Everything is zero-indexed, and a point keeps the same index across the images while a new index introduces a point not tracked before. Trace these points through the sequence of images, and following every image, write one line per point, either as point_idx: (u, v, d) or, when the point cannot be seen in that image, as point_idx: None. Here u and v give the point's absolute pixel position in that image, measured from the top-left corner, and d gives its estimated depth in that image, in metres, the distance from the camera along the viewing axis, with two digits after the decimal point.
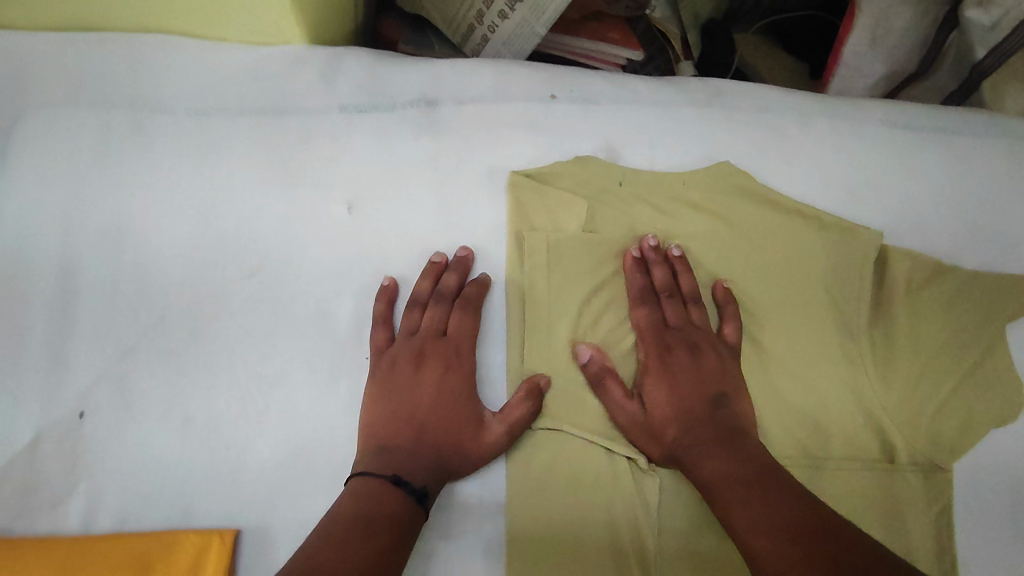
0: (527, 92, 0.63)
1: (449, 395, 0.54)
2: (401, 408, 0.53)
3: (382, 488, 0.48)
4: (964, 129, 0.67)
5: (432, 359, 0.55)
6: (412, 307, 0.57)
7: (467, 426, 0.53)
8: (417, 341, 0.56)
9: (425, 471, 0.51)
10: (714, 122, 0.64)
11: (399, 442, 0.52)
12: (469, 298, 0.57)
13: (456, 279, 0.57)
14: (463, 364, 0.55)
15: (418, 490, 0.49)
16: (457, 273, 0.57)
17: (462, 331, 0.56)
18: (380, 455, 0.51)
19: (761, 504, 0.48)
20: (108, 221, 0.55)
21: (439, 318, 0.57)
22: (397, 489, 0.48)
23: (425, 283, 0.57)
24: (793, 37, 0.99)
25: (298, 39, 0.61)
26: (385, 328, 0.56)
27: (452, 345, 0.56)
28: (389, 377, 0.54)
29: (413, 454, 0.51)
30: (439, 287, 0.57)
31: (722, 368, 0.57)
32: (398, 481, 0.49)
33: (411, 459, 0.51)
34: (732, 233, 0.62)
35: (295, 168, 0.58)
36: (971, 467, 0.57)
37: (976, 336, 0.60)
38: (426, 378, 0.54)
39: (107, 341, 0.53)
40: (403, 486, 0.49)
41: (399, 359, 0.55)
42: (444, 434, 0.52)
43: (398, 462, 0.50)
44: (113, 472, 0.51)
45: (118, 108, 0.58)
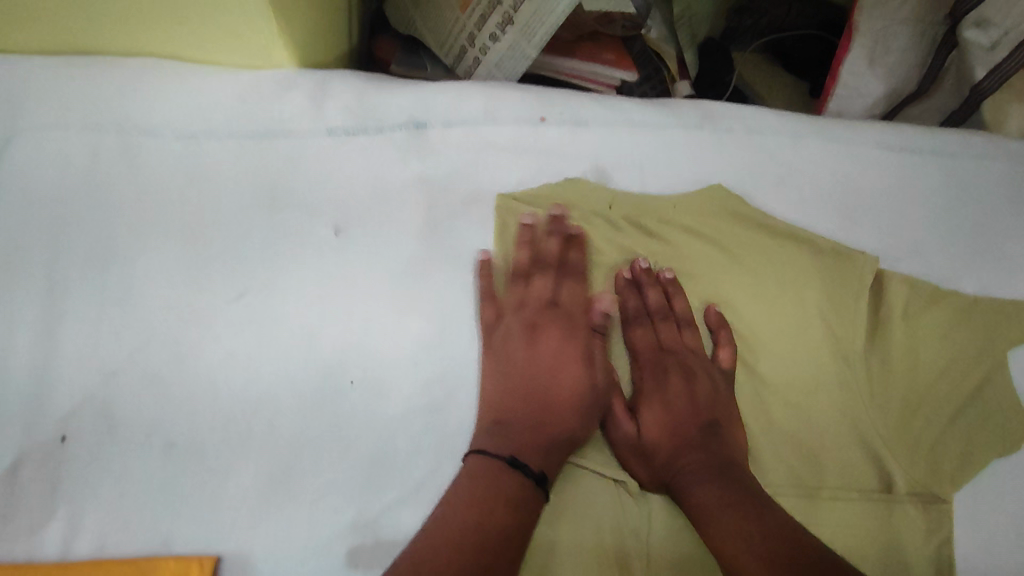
0: (516, 113, 0.63)
1: (569, 360, 0.56)
2: (518, 384, 0.54)
3: (501, 470, 0.49)
4: (961, 152, 0.66)
5: (546, 327, 0.57)
6: (516, 282, 0.59)
7: (581, 389, 0.55)
8: (533, 311, 0.58)
9: (550, 441, 0.52)
10: (705, 144, 0.64)
11: (513, 415, 0.53)
12: (577, 266, 0.59)
13: (558, 246, 0.59)
14: (581, 328, 0.58)
15: (536, 472, 0.50)
16: (562, 238, 0.60)
17: (573, 298, 0.59)
18: (497, 432, 0.52)
19: (757, 536, 0.45)
20: (95, 243, 0.55)
21: (547, 288, 0.59)
22: (515, 470, 0.49)
23: (525, 253, 0.59)
24: (792, 56, 0.99)
25: (288, 63, 0.62)
26: (490, 303, 0.57)
27: (568, 313, 0.58)
28: (504, 350, 0.56)
29: (531, 427, 0.53)
30: (542, 254, 0.59)
31: (716, 393, 0.56)
32: (514, 462, 0.50)
33: (528, 432, 0.52)
34: (724, 256, 0.61)
35: (284, 190, 0.58)
36: (972, 498, 0.56)
37: (976, 364, 0.59)
38: (548, 349, 0.56)
39: (89, 364, 0.53)
40: (521, 467, 0.50)
41: (513, 331, 0.57)
42: (562, 404, 0.54)
43: (518, 435, 0.52)
44: (93, 498, 0.50)
45: (109, 131, 0.58)
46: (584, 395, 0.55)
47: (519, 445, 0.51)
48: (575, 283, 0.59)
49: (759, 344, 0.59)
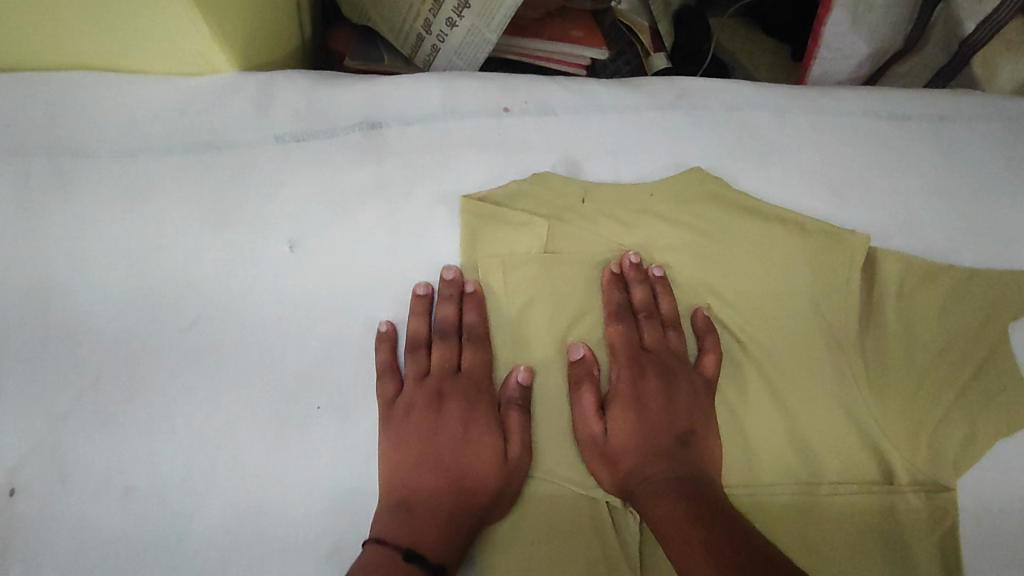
0: (477, 106, 0.59)
1: (480, 433, 0.51)
2: (425, 454, 0.50)
3: (392, 560, 0.44)
4: (952, 115, 0.62)
5: (451, 399, 0.52)
6: (418, 351, 0.54)
7: (490, 467, 0.49)
8: (431, 384, 0.53)
9: (451, 517, 0.47)
10: (680, 125, 0.60)
11: (418, 499, 0.48)
12: (477, 329, 0.54)
13: (453, 309, 0.54)
14: (490, 398, 0.53)
15: (433, 565, 0.45)
16: (456, 302, 0.55)
17: (478, 365, 0.54)
18: (400, 513, 0.47)
19: (703, 544, 0.43)
20: (34, 280, 0.52)
21: (450, 356, 0.54)
22: (408, 563, 0.44)
23: (420, 325, 0.54)
24: (770, 19, 0.94)
25: (227, 67, 0.58)
26: (390, 377, 0.52)
27: (473, 382, 0.53)
28: (406, 426, 0.51)
29: (433, 516, 0.47)
30: (441, 320, 0.54)
31: (694, 399, 0.53)
32: (411, 554, 0.45)
33: (430, 521, 0.47)
34: (708, 244, 0.57)
35: (230, 206, 0.54)
36: (977, 485, 0.53)
37: (976, 342, 0.56)
38: (453, 421, 0.51)
39: (37, 409, 0.50)
40: (417, 560, 0.45)
41: (416, 406, 0.52)
42: (472, 476, 0.49)
43: (421, 522, 0.47)
44: (49, 551, 0.47)
45: (37, 155, 0.54)
46: (495, 473, 0.49)
47: (421, 534, 0.46)
48: (477, 348, 0.54)
49: (747, 340, 0.55)
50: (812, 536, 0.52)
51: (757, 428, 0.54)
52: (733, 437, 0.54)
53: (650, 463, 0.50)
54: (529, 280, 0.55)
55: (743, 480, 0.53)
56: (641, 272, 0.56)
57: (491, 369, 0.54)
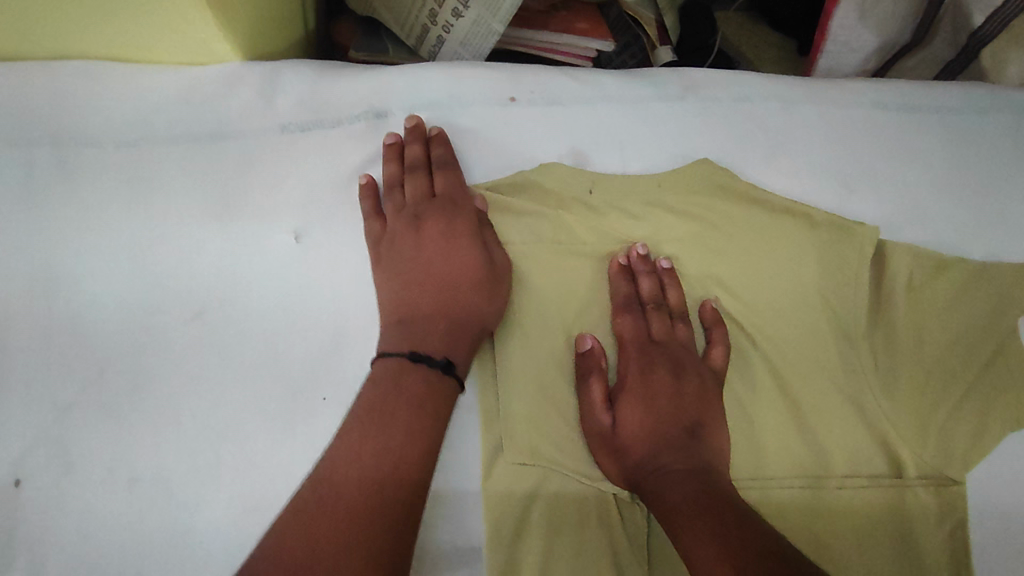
0: (484, 95, 0.58)
1: (460, 241, 0.53)
2: (413, 274, 0.53)
3: (398, 369, 0.48)
4: (962, 106, 0.62)
5: (430, 219, 0.55)
6: (393, 190, 0.56)
7: (473, 267, 0.52)
8: (409, 212, 0.55)
9: (451, 331, 0.51)
10: (688, 116, 0.59)
11: (417, 316, 0.51)
12: (446, 156, 0.56)
13: (419, 148, 0.56)
14: (466, 216, 0.54)
15: (440, 359, 0.48)
16: (422, 142, 0.56)
17: (452, 187, 0.55)
18: (399, 327, 0.51)
19: (714, 536, 0.43)
20: (37, 271, 0.51)
21: (423, 185, 0.55)
22: (419, 367, 0.48)
23: (392, 167, 0.56)
24: (777, 13, 0.93)
25: (232, 56, 0.57)
26: (374, 218, 0.55)
27: (449, 199, 0.55)
28: (394, 258, 0.53)
29: (431, 326, 0.51)
30: (408, 159, 0.55)
31: (703, 392, 0.52)
32: (418, 356, 0.48)
33: (430, 327, 0.50)
34: (716, 235, 0.57)
35: (235, 196, 0.54)
36: (987, 479, 0.53)
37: (986, 335, 0.55)
38: (432, 238, 0.54)
39: (42, 401, 0.49)
40: (425, 360, 0.48)
41: (400, 238, 0.54)
42: (458, 276, 0.52)
43: (420, 333, 0.50)
44: (55, 541, 0.47)
45: (40, 145, 0.53)
46: (478, 272, 0.52)
47: (424, 340, 0.50)
48: (446, 172, 0.55)
49: (755, 333, 0.55)
50: (821, 529, 0.52)
51: (765, 421, 0.53)
52: (742, 431, 0.53)
53: (661, 454, 0.50)
54: (533, 270, 0.55)
55: (752, 474, 0.52)
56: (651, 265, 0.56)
57: (464, 189, 0.56)
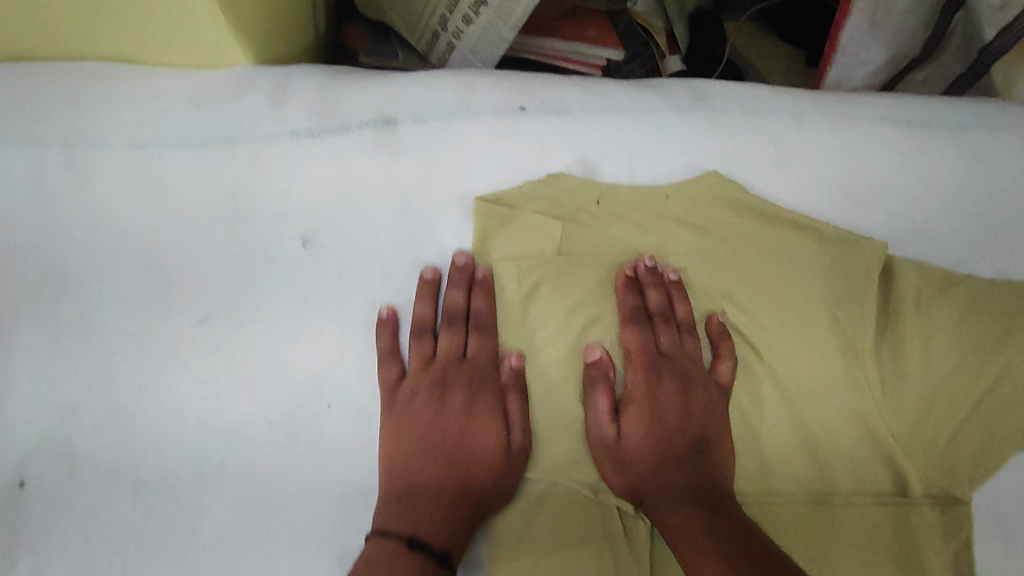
0: (494, 104, 0.58)
1: (480, 422, 0.51)
2: (424, 449, 0.50)
3: (398, 550, 0.44)
4: (974, 123, 0.61)
5: (455, 387, 0.52)
6: (422, 338, 0.54)
7: (493, 451, 0.50)
8: (436, 371, 0.53)
9: (455, 506, 0.48)
10: (699, 128, 0.59)
11: (420, 484, 0.48)
12: (483, 317, 0.54)
13: (461, 295, 0.54)
14: (491, 386, 0.53)
15: (438, 551, 0.45)
16: (465, 288, 0.54)
17: (483, 354, 0.54)
18: (400, 510, 0.47)
19: (718, 550, 0.43)
20: (45, 271, 0.52)
21: (457, 345, 0.54)
22: (410, 551, 0.44)
23: (426, 310, 0.54)
24: (786, 24, 0.93)
25: (243, 60, 0.57)
26: (393, 363, 0.52)
27: (477, 370, 0.53)
28: (408, 414, 0.51)
29: (435, 502, 0.47)
30: (448, 307, 0.54)
31: (709, 407, 0.52)
32: (412, 542, 0.45)
33: (431, 505, 0.47)
34: (722, 248, 0.56)
35: (244, 200, 0.54)
36: (990, 496, 0.53)
37: (995, 354, 0.55)
38: (456, 409, 0.52)
39: (48, 403, 0.49)
40: (422, 546, 0.45)
41: (419, 398, 0.51)
42: (472, 465, 0.49)
43: (422, 514, 0.47)
44: (56, 545, 0.47)
45: (51, 146, 0.53)
46: (497, 455, 0.50)
47: (423, 522, 0.46)
48: (482, 337, 0.54)
49: (761, 346, 0.55)
50: (826, 548, 0.52)
51: (769, 438, 0.53)
52: (746, 446, 0.53)
53: (664, 470, 0.50)
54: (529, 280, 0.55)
55: (754, 488, 0.52)
56: (657, 277, 0.56)
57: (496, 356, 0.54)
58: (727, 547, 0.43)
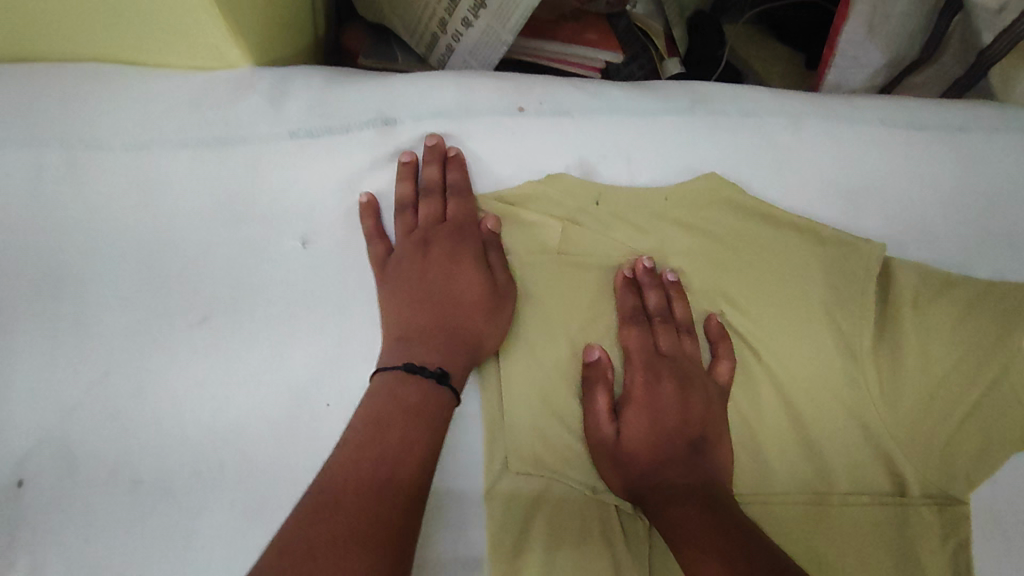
0: (492, 104, 0.58)
1: (464, 266, 0.54)
2: (414, 300, 0.53)
3: (397, 380, 0.48)
4: (974, 125, 0.61)
5: (437, 244, 0.55)
6: (405, 206, 0.56)
7: (478, 289, 0.53)
8: (418, 235, 0.55)
9: (448, 347, 0.51)
10: (698, 129, 0.58)
11: (410, 330, 0.51)
12: (460, 184, 0.56)
13: (437, 170, 0.56)
14: (472, 237, 0.55)
15: (436, 371, 0.49)
16: (439, 164, 0.56)
17: (462, 212, 0.56)
18: (395, 351, 0.50)
19: (718, 552, 0.42)
20: (44, 272, 0.52)
21: (436, 210, 0.56)
22: (410, 379, 0.47)
23: (407, 188, 0.56)
24: (785, 28, 0.94)
25: (242, 61, 0.57)
26: (380, 239, 0.55)
27: (457, 224, 0.55)
28: (398, 275, 0.53)
29: (427, 344, 0.50)
30: (424, 182, 0.56)
31: (708, 407, 0.52)
32: (411, 367, 0.48)
33: (424, 349, 0.50)
34: (720, 249, 0.57)
35: (244, 200, 0.54)
36: (987, 497, 0.53)
37: (993, 355, 0.55)
38: (438, 261, 0.54)
39: (47, 403, 0.49)
40: (418, 369, 0.48)
41: (404, 259, 0.54)
42: (458, 308, 0.52)
43: (414, 355, 0.50)
44: (54, 545, 0.47)
45: (49, 145, 0.53)
46: (482, 293, 0.53)
47: (418, 357, 0.49)
48: (461, 199, 0.56)
49: (759, 348, 0.55)
50: (824, 548, 0.52)
51: (767, 439, 0.53)
52: (744, 447, 0.53)
53: (665, 469, 0.50)
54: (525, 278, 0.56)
55: (753, 488, 0.52)
56: (657, 279, 0.56)
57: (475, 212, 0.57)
58: (732, 546, 0.42)
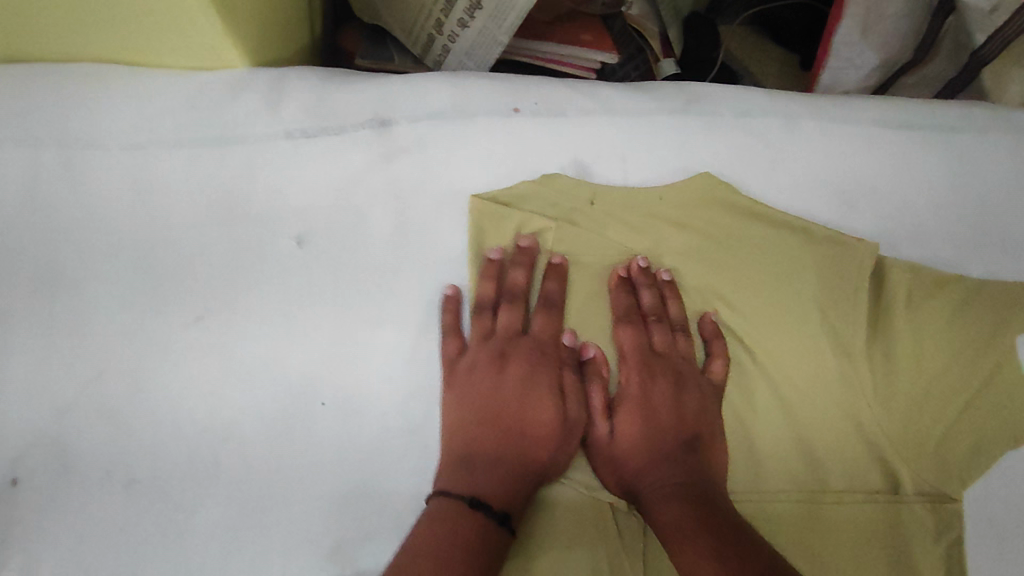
0: (488, 105, 0.59)
1: (539, 394, 0.51)
2: (481, 410, 0.51)
3: (458, 511, 0.45)
4: (962, 125, 0.62)
5: (513, 358, 0.53)
6: (481, 315, 0.54)
7: (551, 426, 0.50)
8: (494, 344, 0.53)
9: (514, 478, 0.48)
10: (692, 131, 0.59)
11: (477, 450, 0.49)
12: (553, 296, 0.54)
13: (524, 274, 0.55)
14: (550, 357, 0.53)
15: (498, 511, 0.46)
16: (527, 268, 0.55)
17: (546, 329, 0.54)
18: (459, 469, 0.48)
19: (711, 552, 0.43)
20: (39, 271, 0.52)
21: (515, 320, 0.54)
22: (474, 513, 0.45)
23: (487, 286, 0.54)
24: (781, 29, 0.94)
25: (239, 62, 0.58)
26: (455, 337, 0.53)
27: (538, 344, 0.53)
28: (468, 384, 0.51)
29: (493, 466, 0.48)
30: (509, 284, 0.55)
31: (703, 405, 0.52)
32: (474, 504, 0.46)
33: (491, 471, 0.48)
34: (715, 248, 0.57)
35: (240, 200, 0.54)
36: (981, 495, 0.53)
37: (988, 353, 0.55)
38: (513, 378, 0.52)
39: (41, 402, 0.49)
40: (482, 508, 0.46)
41: (479, 364, 0.52)
42: (529, 434, 0.50)
43: (483, 476, 0.48)
44: (49, 544, 0.47)
45: (47, 146, 0.54)
46: (554, 430, 0.51)
47: (482, 487, 0.47)
48: (547, 313, 0.54)
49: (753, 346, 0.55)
50: (818, 546, 0.52)
51: (762, 437, 0.54)
52: (738, 444, 0.53)
53: (658, 468, 0.50)
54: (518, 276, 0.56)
55: (748, 487, 0.52)
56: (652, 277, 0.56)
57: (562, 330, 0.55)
58: (725, 547, 0.42)
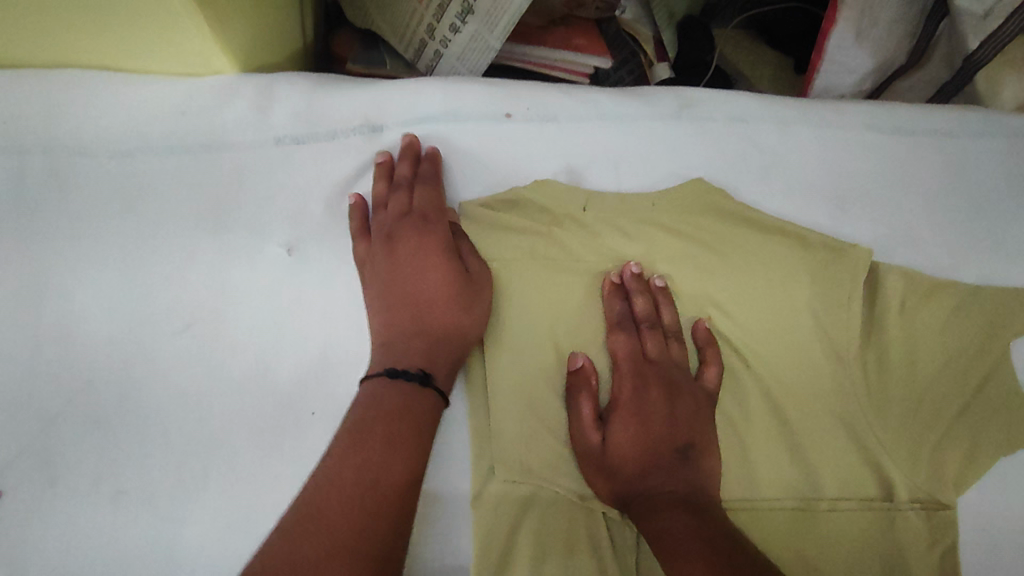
0: (479, 110, 0.58)
1: (429, 260, 0.52)
2: (389, 296, 0.51)
3: (380, 385, 0.46)
4: (956, 130, 0.61)
5: (402, 236, 0.53)
6: (377, 209, 0.55)
7: (449, 283, 0.51)
8: (385, 230, 0.54)
9: (432, 345, 0.49)
10: (685, 135, 0.59)
11: (396, 333, 0.50)
12: (427, 172, 0.56)
13: (409, 166, 0.55)
14: (437, 226, 0.53)
15: (418, 372, 0.47)
16: (410, 159, 0.56)
17: (437, 202, 0.55)
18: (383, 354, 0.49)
19: (704, 557, 0.42)
20: (26, 281, 0.51)
21: (403, 204, 0.54)
22: (395, 380, 0.46)
23: (383, 187, 0.56)
24: (773, 32, 0.94)
25: (228, 68, 0.57)
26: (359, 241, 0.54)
27: (421, 217, 0.54)
28: (373, 278, 0.53)
29: (413, 341, 0.49)
30: (393, 179, 0.56)
31: (697, 413, 0.52)
32: (395, 372, 0.47)
33: (409, 344, 0.49)
34: (708, 254, 0.57)
35: (229, 207, 0.54)
36: (976, 502, 0.53)
37: (978, 359, 0.55)
38: (405, 256, 0.52)
39: (27, 413, 0.49)
40: (402, 373, 0.47)
41: (377, 258, 0.53)
42: (431, 300, 0.51)
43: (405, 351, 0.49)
44: (33, 558, 0.46)
45: (34, 154, 0.53)
46: (457, 286, 0.51)
47: (404, 358, 0.48)
48: (425, 188, 0.55)
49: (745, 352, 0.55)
50: (812, 554, 0.51)
51: (755, 444, 0.53)
52: (732, 451, 0.53)
53: (650, 475, 0.49)
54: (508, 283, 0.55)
55: (741, 494, 0.52)
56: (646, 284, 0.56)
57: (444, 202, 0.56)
58: (718, 555, 0.42)
